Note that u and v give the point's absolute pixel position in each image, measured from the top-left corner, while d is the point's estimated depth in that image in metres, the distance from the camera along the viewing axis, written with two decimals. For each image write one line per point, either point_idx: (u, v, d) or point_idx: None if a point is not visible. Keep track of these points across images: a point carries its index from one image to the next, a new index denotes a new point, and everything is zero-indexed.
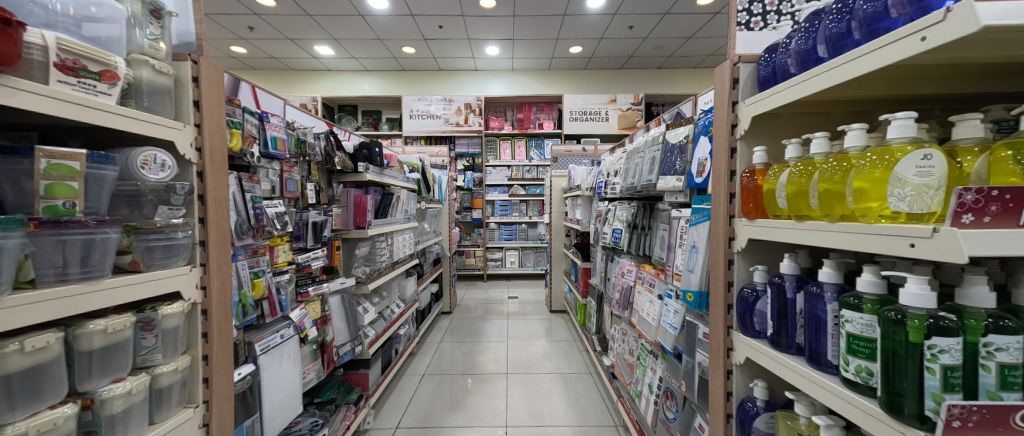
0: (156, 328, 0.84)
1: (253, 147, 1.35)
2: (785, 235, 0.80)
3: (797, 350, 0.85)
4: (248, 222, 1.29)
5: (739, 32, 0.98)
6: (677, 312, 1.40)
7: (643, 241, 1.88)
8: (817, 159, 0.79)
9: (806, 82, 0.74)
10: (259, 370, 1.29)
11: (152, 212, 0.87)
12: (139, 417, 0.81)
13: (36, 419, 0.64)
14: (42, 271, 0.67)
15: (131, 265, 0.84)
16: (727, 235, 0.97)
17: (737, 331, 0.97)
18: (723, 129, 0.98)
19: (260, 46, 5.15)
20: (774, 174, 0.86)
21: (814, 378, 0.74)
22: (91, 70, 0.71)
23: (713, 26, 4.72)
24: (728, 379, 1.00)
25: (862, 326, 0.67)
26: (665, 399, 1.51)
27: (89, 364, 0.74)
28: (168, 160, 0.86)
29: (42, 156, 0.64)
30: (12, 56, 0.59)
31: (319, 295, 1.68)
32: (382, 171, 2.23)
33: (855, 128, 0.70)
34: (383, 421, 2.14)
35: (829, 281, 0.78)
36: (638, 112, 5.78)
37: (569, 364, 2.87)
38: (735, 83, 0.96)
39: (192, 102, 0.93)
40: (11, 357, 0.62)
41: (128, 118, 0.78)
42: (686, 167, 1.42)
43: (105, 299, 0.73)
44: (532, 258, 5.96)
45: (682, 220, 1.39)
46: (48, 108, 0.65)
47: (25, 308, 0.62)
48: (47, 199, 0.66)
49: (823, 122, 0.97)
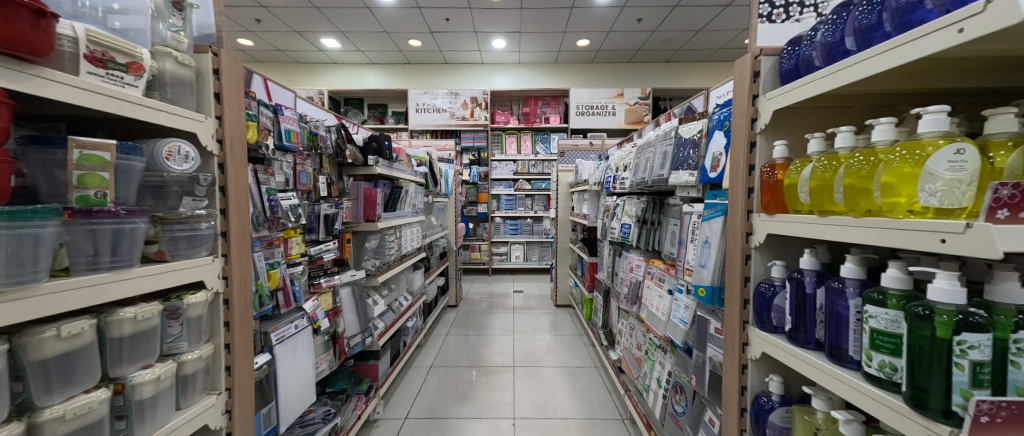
0: (181, 316, 0.86)
1: (268, 139, 1.36)
2: (808, 230, 0.79)
3: (815, 346, 0.84)
4: (264, 215, 1.31)
5: (761, 24, 0.97)
6: (688, 307, 1.40)
7: (652, 236, 1.89)
8: (843, 153, 0.77)
9: (834, 75, 0.73)
10: (276, 359, 1.32)
11: (176, 203, 0.89)
12: (166, 403, 0.83)
13: (72, 402, 0.65)
14: (76, 259, 0.68)
15: (157, 255, 0.85)
16: (745, 229, 0.96)
17: (753, 326, 0.97)
18: (743, 122, 0.97)
19: (267, 39, 5.17)
20: (796, 169, 0.85)
21: (835, 373, 0.74)
22: (118, 62, 0.73)
23: (723, 19, 4.64)
24: (743, 374, 0.99)
25: (887, 322, 0.66)
26: (674, 393, 1.52)
27: (119, 351, 0.75)
28: (191, 151, 0.87)
29: (75, 147, 0.65)
30: (46, 49, 0.59)
31: (332, 286, 1.72)
32: (390, 165, 2.23)
33: (883, 122, 0.67)
34: (392, 411, 2.17)
35: (850, 277, 0.76)
36: (645, 106, 5.73)
37: (575, 357, 2.89)
38: (755, 76, 0.95)
39: (213, 94, 0.95)
40: (48, 342, 0.63)
41: (152, 109, 0.79)
42: (699, 161, 1.42)
43: (133, 288, 0.74)
44: (537, 253, 6.00)
45: (695, 215, 1.39)
46: (78, 100, 0.66)
47: (63, 295, 0.63)
48: (79, 189, 0.67)
49: (843, 116, 0.96)
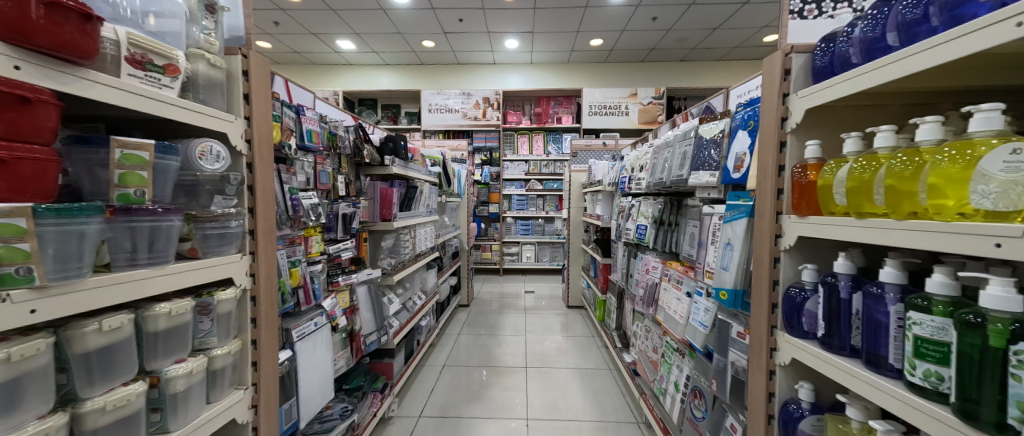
0: (211, 313, 0.88)
1: (291, 139, 1.39)
2: (844, 233, 0.77)
3: (851, 352, 0.82)
4: (286, 213, 1.34)
5: (791, 21, 0.94)
6: (708, 310, 1.38)
7: (669, 238, 1.86)
8: (882, 153, 0.74)
9: (875, 71, 0.70)
10: (297, 356, 1.34)
11: (208, 202, 0.91)
12: (197, 397, 0.84)
13: (113, 394, 0.68)
14: (115, 256, 0.70)
15: (190, 252, 0.88)
16: (773, 232, 0.94)
17: (782, 331, 0.94)
18: (772, 121, 0.94)
19: (284, 41, 5.28)
20: (830, 170, 0.83)
21: (874, 382, 0.71)
22: (156, 64, 0.75)
23: (740, 17, 4.55)
24: (770, 380, 0.97)
25: (933, 330, 0.63)
26: (693, 398, 1.49)
27: (154, 345, 0.78)
28: (223, 151, 0.89)
29: (116, 146, 0.66)
30: (92, 52, 0.61)
31: (349, 285, 1.74)
32: (406, 164, 2.25)
33: (929, 121, 0.65)
34: (406, 409, 2.19)
35: (890, 282, 0.74)
36: (659, 106, 5.66)
37: (587, 359, 2.87)
38: (786, 74, 0.92)
39: (242, 95, 0.97)
40: (91, 336, 0.65)
41: (186, 110, 0.81)
42: (721, 161, 1.39)
43: (168, 284, 0.76)
44: (548, 253, 5.97)
45: (716, 217, 1.36)
46: (120, 101, 0.68)
47: (104, 290, 0.65)
48: (120, 187, 0.69)
49: (878, 115, 0.93)
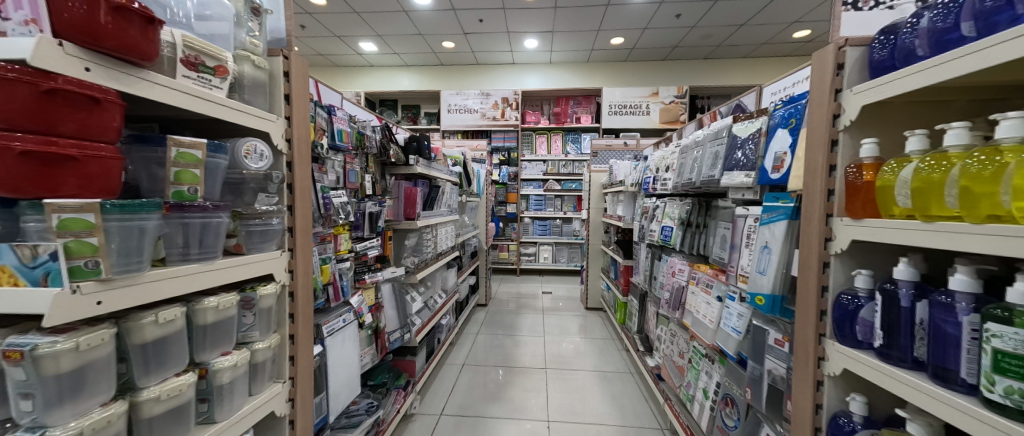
0: (254, 307, 0.91)
1: (323, 139, 1.42)
2: (906, 237, 0.72)
3: (912, 364, 0.77)
4: (318, 212, 1.37)
5: (845, 12, 0.89)
6: (742, 315, 1.33)
7: (697, 240, 1.81)
8: (953, 153, 0.69)
9: (944, 65, 0.66)
10: (327, 351, 1.37)
11: (252, 199, 0.93)
12: (241, 389, 0.87)
13: (167, 384, 0.70)
14: (170, 251, 0.72)
15: (236, 248, 0.90)
16: (823, 235, 0.89)
17: (832, 339, 0.89)
18: (822, 119, 0.90)
19: (309, 44, 5.42)
20: (891, 170, 0.78)
21: (945, 398, 0.66)
22: (207, 65, 0.77)
23: (769, 12, 4.40)
24: (817, 391, 0.92)
25: (1016, 343, 0.59)
26: (724, 406, 1.44)
27: (203, 338, 0.80)
28: (266, 150, 0.91)
29: (173, 145, 0.69)
30: (152, 54, 0.63)
31: (375, 282, 1.76)
32: (429, 164, 2.27)
33: (1015, 117, 0.61)
34: (427, 407, 2.21)
35: (962, 290, 0.69)
36: (682, 105, 5.53)
37: (608, 362, 2.82)
38: (839, 68, 0.88)
39: (283, 95, 0.99)
40: (148, 327, 0.68)
41: (233, 110, 0.83)
42: (758, 161, 1.34)
43: (217, 278, 0.79)
44: (566, 254, 5.93)
45: (752, 219, 1.31)
46: (177, 101, 0.70)
47: (161, 283, 0.67)
48: (175, 185, 0.71)
49: (941, 111, 0.87)
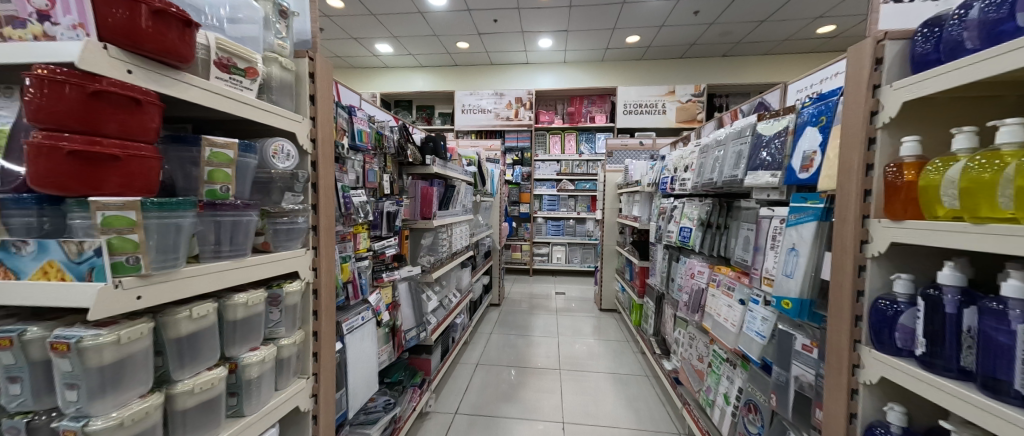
0: (280, 304, 0.92)
1: (344, 139, 1.44)
2: (952, 239, 0.69)
3: (958, 374, 0.73)
4: (339, 211, 1.39)
5: (884, 5, 0.86)
6: (767, 319, 1.29)
7: (718, 241, 1.76)
8: (1005, 150, 0.66)
9: (994, 59, 0.62)
10: (347, 348, 1.39)
11: (279, 198, 0.95)
12: (268, 384, 0.88)
13: (200, 377, 0.72)
14: (202, 248, 0.74)
15: (263, 245, 0.91)
16: (858, 237, 0.86)
17: (868, 346, 0.86)
18: (858, 116, 0.86)
19: (326, 46, 5.52)
20: (934, 169, 0.74)
21: (998, 411, 0.62)
22: (239, 67, 0.79)
23: (792, 7, 4.27)
24: (852, 399, 0.88)
25: None
26: (746, 412, 1.40)
27: (233, 333, 0.82)
28: (292, 149, 0.93)
29: (207, 145, 0.70)
30: (188, 57, 0.65)
31: (392, 281, 1.78)
32: (445, 164, 2.28)
33: None
34: (442, 405, 2.22)
35: (1015, 297, 0.65)
36: (699, 104, 5.42)
37: (623, 364, 2.78)
38: (877, 63, 0.84)
39: (309, 96, 1.01)
40: (183, 322, 0.70)
41: (262, 110, 0.85)
42: (784, 160, 1.29)
43: (247, 275, 0.81)
44: (579, 255, 5.88)
45: (778, 220, 1.27)
46: (211, 102, 0.72)
47: (195, 279, 0.69)
48: (208, 184, 0.72)
49: (988, 107, 0.82)
